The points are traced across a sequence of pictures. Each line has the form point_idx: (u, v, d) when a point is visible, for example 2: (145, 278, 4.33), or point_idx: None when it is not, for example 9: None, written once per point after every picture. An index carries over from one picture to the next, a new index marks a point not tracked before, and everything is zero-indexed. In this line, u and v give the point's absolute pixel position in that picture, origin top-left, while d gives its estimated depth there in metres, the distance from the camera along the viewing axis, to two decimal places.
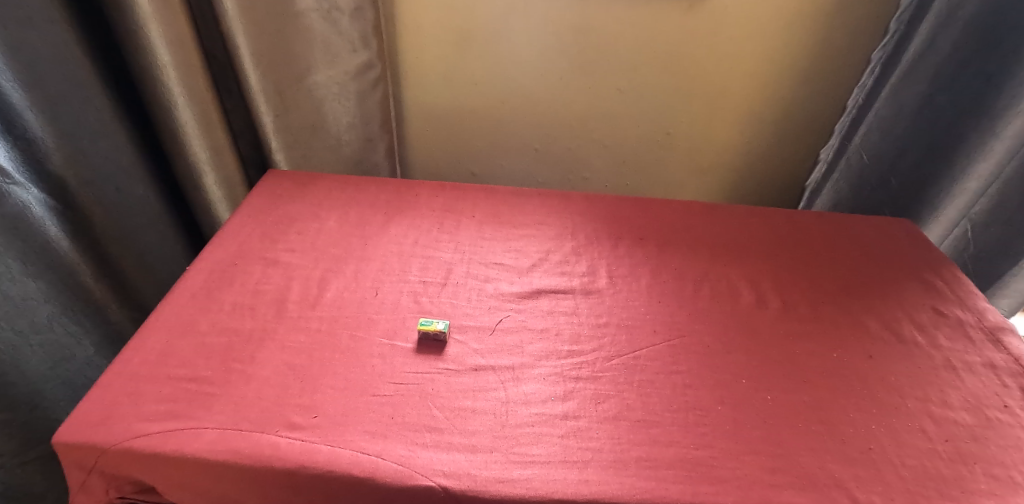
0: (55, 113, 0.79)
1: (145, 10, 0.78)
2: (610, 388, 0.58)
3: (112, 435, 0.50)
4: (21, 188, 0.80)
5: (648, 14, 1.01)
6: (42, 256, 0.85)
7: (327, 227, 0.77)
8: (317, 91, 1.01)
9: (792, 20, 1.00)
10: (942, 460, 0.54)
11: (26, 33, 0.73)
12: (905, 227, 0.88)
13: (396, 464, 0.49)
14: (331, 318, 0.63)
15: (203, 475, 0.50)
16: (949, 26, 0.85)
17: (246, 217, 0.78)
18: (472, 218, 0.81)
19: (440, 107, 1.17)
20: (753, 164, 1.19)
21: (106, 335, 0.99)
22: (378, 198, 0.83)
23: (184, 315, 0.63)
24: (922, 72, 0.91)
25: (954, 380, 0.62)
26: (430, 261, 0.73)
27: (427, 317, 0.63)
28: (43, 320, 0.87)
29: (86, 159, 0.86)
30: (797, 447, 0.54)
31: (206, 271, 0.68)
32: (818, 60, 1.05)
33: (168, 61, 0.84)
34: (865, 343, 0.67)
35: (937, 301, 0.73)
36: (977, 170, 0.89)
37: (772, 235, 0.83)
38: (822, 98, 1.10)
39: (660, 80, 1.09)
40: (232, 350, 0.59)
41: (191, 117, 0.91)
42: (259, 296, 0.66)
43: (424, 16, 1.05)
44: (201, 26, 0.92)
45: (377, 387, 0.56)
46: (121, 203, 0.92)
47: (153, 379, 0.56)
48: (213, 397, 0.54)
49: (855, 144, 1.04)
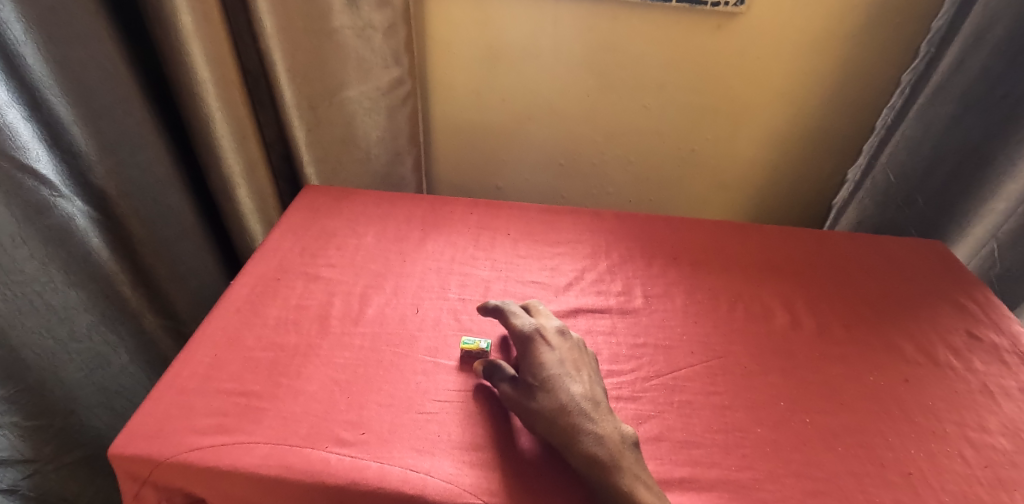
0: (99, 127, 0.83)
1: (186, 27, 0.82)
2: (651, 408, 0.59)
3: (167, 447, 0.52)
4: (66, 200, 0.84)
5: (676, 33, 1.03)
6: (84, 267, 0.88)
7: (366, 242, 0.79)
8: (349, 106, 1.03)
9: (818, 39, 1.01)
10: (982, 485, 0.54)
11: (75, 50, 0.76)
12: (937, 248, 0.88)
13: (445, 481, 0.50)
14: (374, 335, 0.65)
15: (253, 489, 0.51)
16: (979, 48, 0.87)
17: (287, 231, 0.79)
18: (507, 235, 0.82)
19: (466, 121, 1.19)
20: (779, 182, 1.20)
21: (140, 344, 1.02)
22: (414, 214, 0.85)
23: (231, 329, 0.64)
24: (950, 92, 0.92)
25: (991, 405, 0.62)
26: (467, 278, 0.74)
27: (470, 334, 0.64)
28: (83, 328, 0.90)
29: (127, 172, 0.89)
30: (838, 470, 0.54)
31: (250, 284, 0.70)
32: (843, 79, 1.06)
33: (207, 77, 0.88)
34: (901, 367, 0.67)
35: (971, 324, 0.73)
36: (1008, 189, 0.92)
37: (803, 255, 0.83)
38: (847, 117, 1.10)
39: (686, 97, 1.10)
40: (279, 364, 0.60)
41: (226, 131, 0.94)
42: (303, 311, 0.67)
43: (453, 32, 1.07)
44: (239, 42, 0.95)
45: (422, 405, 0.57)
46: (158, 213, 0.95)
47: (204, 393, 0.57)
48: (263, 411, 0.55)
49: (880, 164, 1.05)
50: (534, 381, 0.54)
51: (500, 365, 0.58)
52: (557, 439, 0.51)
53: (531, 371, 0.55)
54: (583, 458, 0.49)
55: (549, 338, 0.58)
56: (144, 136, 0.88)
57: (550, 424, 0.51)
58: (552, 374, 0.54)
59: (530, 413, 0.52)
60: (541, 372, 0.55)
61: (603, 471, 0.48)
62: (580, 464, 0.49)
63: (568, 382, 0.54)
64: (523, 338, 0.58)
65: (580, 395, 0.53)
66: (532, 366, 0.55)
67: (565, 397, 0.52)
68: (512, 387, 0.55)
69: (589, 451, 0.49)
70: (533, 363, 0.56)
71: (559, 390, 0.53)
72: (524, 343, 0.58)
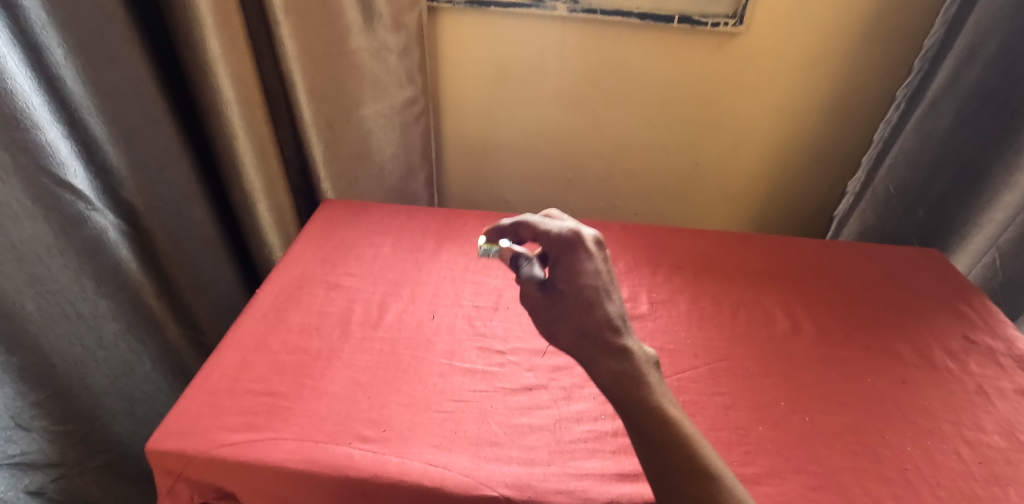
0: (129, 145, 0.88)
1: (213, 51, 0.87)
2: None
3: (200, 443, 0.55)
4: (99, 214, 0.88)
5: (679, 52, 1.07)
6: (114, 277, 0.92)
7: (383, 253, 0.82)
8: (365, 123, 1.08)
9: (816, 56, 1.05)
10: (977, 481, 0.56)
11: (109, 73, 0.81)
12: (934, 258, 0.90)
13: (461, 475, 0.53)
14: (392, 339, 0.68)
15: (280, 482, 0.54)
16: (972, 63, 0.91)
17: (308, 242, 0.83)
18: (517, 245, 0.86)
19: (476, 136, 1.23)
20: (781, 194, 1.24)
21: (163, 352, 1.06)
22: (428, 226, 0.89)
23: (257, 334, 0.68)
24: (946, 105, 0.95)
25: (987, 405, 0.65)
26: (480, 286, 0.77)
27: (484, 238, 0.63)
28: (110, 337, 0.94)
29: (155, 188, 0.94)
30: (837, 466, 0.57)
31: (275, 292, 0.74)
32: (840, 94, 1.09)
33: (231, 97, 0.93)
34: (899, 370, 0.69)
35: (967, 329, 0.76)
36: (1005, 199, 0.95)
37: (804, 262, 0.86)
38: (845, 131, 1.14)
39: (689, 112, 1.14)
40: (303, 367, 0.64)
41: (247, 147, 0.99)
42: (325, 317, 0.71)
43: (464, 53, 1.12)
44: (262, 64, 1.00)
45: (439, 404, 0.60)
46: (182, 227, 1.00)
47: (233, 393, 0.60)
48: (289, 410, 0.59)
49: (880, 176, 1.07)
50: (561, 288, 0.52)
51: (525, 262, 0.55)
52: (584, 355, 0.50)
53: (566, 279, 0.52)
54: (609, 375, 0.49)
55: (586, 244, 0.53)
56: (171, 153, 0.93)
57: (577, 340, 0.50)
58: (591, 287, 0.51)
59: (557, 324, 0.51)
60: (577, 281, 0.52)
61: (632, 389, 0.48)
62: (606, 383, 0.49)
63: (604, 297, 0.52)
64: (559, 242, 0.54)
65: (613, 310, 0.51)
66: (563, 272, 0.52)
67: (601, 308, 0.51)
68: (538, 292, 0.53)
69: (617, 369, 0.49)
70: (570, 271, 0.52)
71: (593, 304, 0.51)
72: (561, 247, 0.53)
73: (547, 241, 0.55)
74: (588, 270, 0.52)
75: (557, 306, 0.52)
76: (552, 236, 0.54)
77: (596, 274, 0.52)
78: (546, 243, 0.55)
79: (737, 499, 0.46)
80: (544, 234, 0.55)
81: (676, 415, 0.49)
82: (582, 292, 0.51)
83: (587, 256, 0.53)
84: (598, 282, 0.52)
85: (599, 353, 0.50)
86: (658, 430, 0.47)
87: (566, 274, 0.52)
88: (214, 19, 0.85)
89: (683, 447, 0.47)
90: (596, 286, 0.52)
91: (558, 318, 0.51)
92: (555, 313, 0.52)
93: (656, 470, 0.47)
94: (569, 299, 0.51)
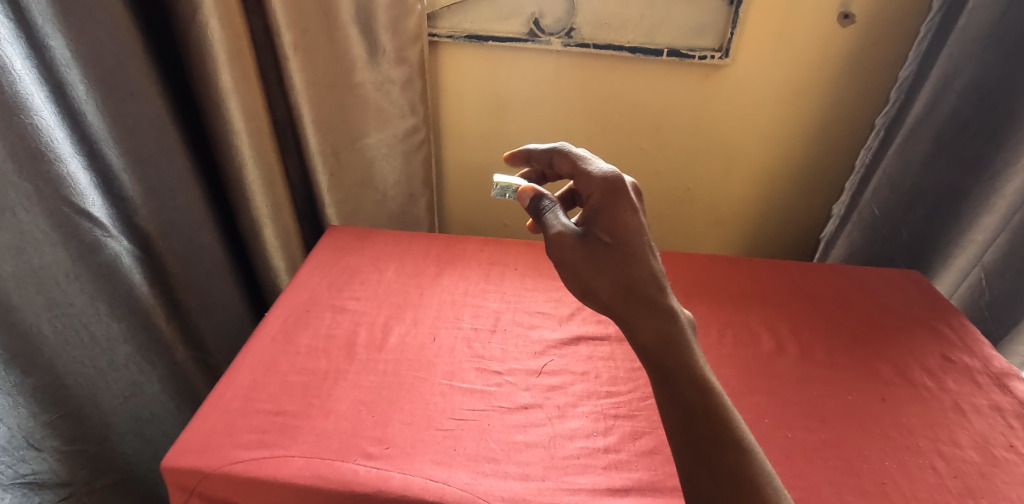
0: (144, 173, 0.92)
1: (226, 85, 0.92)
2: (646, 425, 0.65)
3: (213, 460, 0.58)
4: (115, 240, 0.91)
5: (669, 83, 1.12)
6: (127, 301, 0.95)
7: (386, 277, 0.86)
8: (369, 152, 1.13)
9: (798, 87, 1.11)
10: (951, 493, 0.59)
11: (128, 106, 0.86)
12: (916, 279, 0.94)
13: (461, 489, 0.56)
14: (395, 361, 0.71)
15: (289, 497, 0.57)
16: (947, 93, 0.95)
17: (315, 267, 0.87)
18: (515, 270, 0.90)
19: (476, 164, 1.28)
20: (770, 217, 1.28)
21: (172, 373, 1.08)
22: (430, 251, 0.93)
23: (267, 355, 0.71)
24: (924, 133, 1.00)
25: (963, 421, 0.68)
26: (479, 309, 0.81)
27: (501, 177, 0.67)
28: (122, 359, 0.97)
29: (166, 213, 0.97)
30: (818, 479, 0.60)
31: (283, 316, 0.78)
32: (823, 123, 1.14)
33: (242, 128, 0.98)
34: (879, 388, 0.72)
35: (946, 348, 0.79)
36: (985, 222, 0.97)
37: (790, 285, 0.90)
38: (830, 158, 1.19)
39: (680, 140, 1.20)
40: (311, 387, 0.67)
41: (256, 175, 1.03)
42: (331, 340, 0.74)
43: (464, 85, 1.17)
44: (272, 97, 1.06)
45: (440, 422, 0.63)
46: (192, 252, 1.03)
47: (245, 412, 0.64)
48: (298, 428, 0.62)
49: (866, 199, 1.13)
50: (606, 239, 0.52)
51: (548, 208, 0.57)
52: (627, 310, 0.51)
53: (611, 230, 0.52)
54: (654, 332, 0.50)
55: (630, 193, 0.53)
56: (184, 182, 0.97)
57: (622, 296, 0.51)
58: (638, 241, 0.52)
59: (600, 275, 0.51)
60: (625, 233, 0.52)
61: (675, 349, 0.50)
62: (648, 342, 0.50)
63: (650, 253, 0.52)
64: (606, 188, 0.53)
65: (658, 266, 0.52)
66: (610, 222, 0.52)
67: (650, 263, 0.52)
68: (579, 241, 0.53)
69: (662, 327, 0.50)
70: (615, 221, 0.52)
71: (641, 259, 0.51)
72: (608, 194, 0.53)
73: (590, 186, 0.54)
74: (635, 222, 0.52)
75: (602, 257, 0.52)
76: (597, 179, 0.54)
77: (642, 226, 0.53)
78: (588, 189, 0.55)
79: (766, 467, 0.47)
80: (586, 175, 0.55)
81: (711, 378, 0.50)
82: (629, 245, 0.52)
83: (634, 207, 0.53)
84: (643, 236, 0.52)
85: (642, 309, 0.50)
86: (698, 392, 0.48)
87: (613, 224, 0.52)
88: (228, 56, 0.90)
89: (721, 412, 0.48)
90: (641, 240, 0.52)
91: (601, 270, 0.51)
92: (598, 265, 0.51)
93: (692, 435, 0.47)
94: (615, 252, 0.51)
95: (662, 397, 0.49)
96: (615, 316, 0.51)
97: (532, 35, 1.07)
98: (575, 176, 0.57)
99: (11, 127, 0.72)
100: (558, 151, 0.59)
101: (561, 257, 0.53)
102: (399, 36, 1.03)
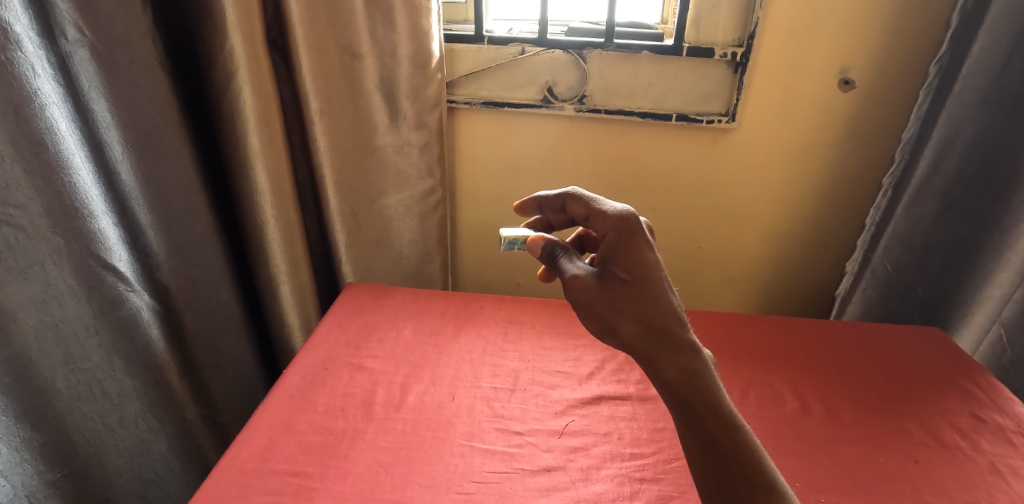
0: (170, 230, 0.94)
1: (253, 148, 0.97)
2: (673, 489, 0.62)
3: None
4: (136, 295, 0.92)
5: (676, 145, 1.16)
6: (142, 357, 0.95)
7: (404, 335, 0.87)
8: (386, 211, 1.15)
9: (804, 149, 1.14)
10: None
11: (158, 166, 0.89)
12: (935, 336, 0.93)
13: None
14: (414, 420, 0.70)
15: None
16: (950, 152, 0.98)
17: (333, 324, 0.88)
18: (532, 328, 0.90)
19: (489, 223, 1.31)
20: (782, 276, 1.29)
21: (180, 432, 1.05)
22: (447, 309, 0.94)
23: (284, 414, 0.71)
24: (931, 191, 1.02)
25: (1002, 484, 0.65)
26: (498, 368, 0.81)
27: (507, 231, 0.68)
28: (131, 416, 0.95)
29: (188, 270, 0.99)
30: None
31: (301, 374, 0.77)
32: (829, 183, 1.17)
33: (266, 189, 1.01)
34: (910, 448, 0.70)
35: (974, 407, 0.77)
36: (1000, 277, 0.98)
37: (806, 343, 0.89)
38: (839, 216, 1.21)
39: (689, 200, 1.22)
40: (328, 447, 0.66)
41: (277, 234, 1.06)
42: (349, 399, 0.74)
43: (479, 147, 1.22)
44: (296, 160, 1.10)
45: (460, 485, 0.62)
46: (209, 308, 1.04)
47: (260, 473, 0.62)
48: (314, 490, 0.61)
49: (877, 257, 1.12)
50: (624, 276, 0.52)
51: (561, 255, 0.57)
52: (647, 347, 0.50)
53: (626, 266, 0.52)
54: (679, 372, 0.50)
55: (646, 233, 0.53)
56: (206, 238, 1.00)
57: (644, 334, 0.50)
58: (655, 279, 0.52)
59: (620, 312, 0.51)
60: (642, 271, 0.52)
61: (701, 389, 0.50)
62: (674, 380, 0.50)
63: (669, 292, 0.53)
64: (621, 225, 0.53)
65: (677, 303, 0.53)
66: (626, 260, 0.52)
67: (669, 302, 0.52)
68: (595, 282, 0.52)
69: (688, 366, 0.50)
70: (632, 258, 0.52)
71: (660, 297, 0.51)
72: (622, 233, 0.53)
73: (606, 226, 0.54)
74: (652, 258, 0.52)
75: (621, 295, 0.51)
76: (612, 218, 0.54)
77: (659, 263, 0.53)
78: (603, 229, 0.55)
79: None
80: (601, 215, 0.55)
81: (739, 420, 0.50)
82: (646, 281, 0.51)
83: (650, 245, 0.53)
84: (660, 272, 0.52)
85: (663, 346, 0.50)
86: (728, 433, 0.49)
87: (630, 261, 0.52)
88: (257, 121, 0.95)
89: (751, 454, 0.49)
90: (657, 277, 0.52)
91: (620, 309, 0.51)
92: (616, 303, 0.51)
93: (722, 479, 0.48)
94: (634, 288, 0.51)
95: (690, 439, 0.49)
96: (637, 355, 0.51)
97: (546, 101, 1.13)
98: (589, 218, 0.57)
99: (50, 186, 0.75)
100: (570, 196, 0.60)
101: (577, 298, 0.52)
102: (420, 103, 1.08)
